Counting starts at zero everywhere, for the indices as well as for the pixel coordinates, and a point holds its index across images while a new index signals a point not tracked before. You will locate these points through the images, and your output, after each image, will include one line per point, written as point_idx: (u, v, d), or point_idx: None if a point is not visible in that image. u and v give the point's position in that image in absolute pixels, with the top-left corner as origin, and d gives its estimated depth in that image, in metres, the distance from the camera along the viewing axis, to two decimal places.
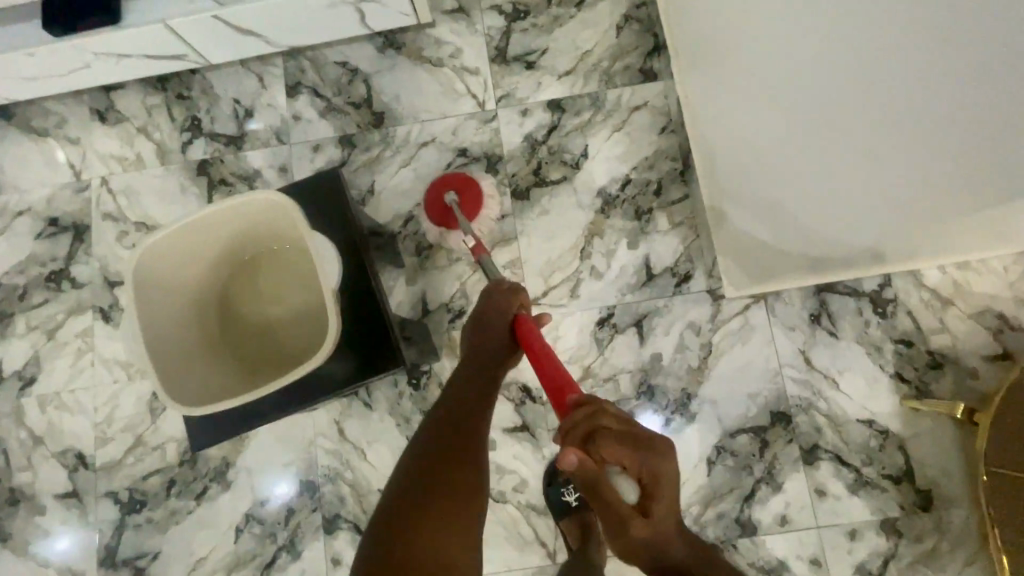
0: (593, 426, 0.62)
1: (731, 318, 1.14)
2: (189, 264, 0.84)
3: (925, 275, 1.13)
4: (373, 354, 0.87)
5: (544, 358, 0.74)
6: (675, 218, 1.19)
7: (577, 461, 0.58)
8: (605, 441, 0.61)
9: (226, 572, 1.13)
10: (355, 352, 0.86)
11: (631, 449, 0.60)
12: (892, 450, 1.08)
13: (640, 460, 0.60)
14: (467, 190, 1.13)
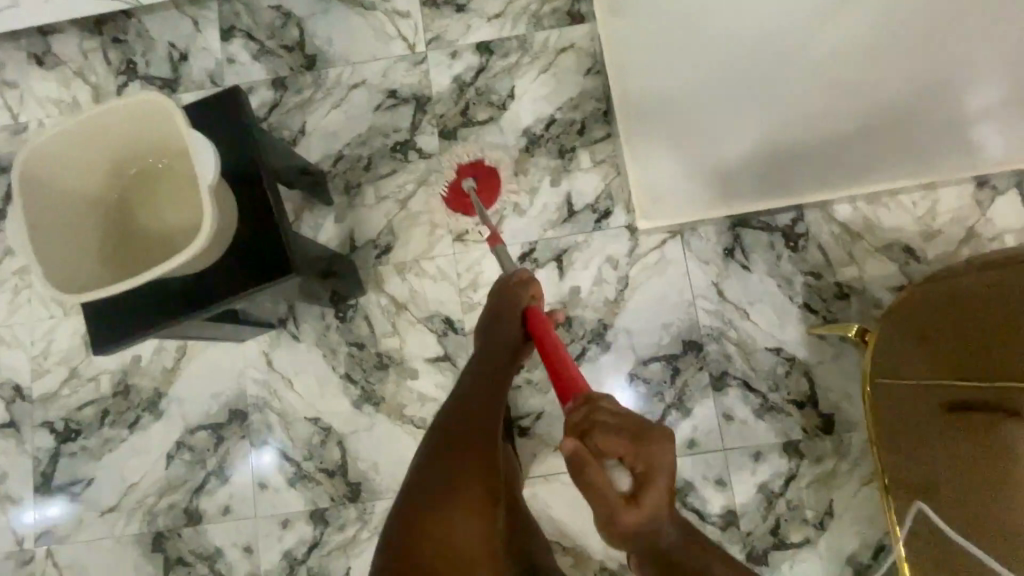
0: (589, 419, 0.62)
1: (648, 252, 1.18)
2: (84, 172, 0.79)
3: (836, 209, 1.17)
4: (257, 265, 0.84)
5: (549, 344, 0.78)
6: (597, 157, 1.22)
7: (572, 455, 0.57)
8: (600, 433, 0.60)
9: (157, 496, 1.17)
10: (238, 268, 0.83)
11: (630, 439, 0.59)
12: (798, 376, 1.12)
13: (638, 448, 0.58)
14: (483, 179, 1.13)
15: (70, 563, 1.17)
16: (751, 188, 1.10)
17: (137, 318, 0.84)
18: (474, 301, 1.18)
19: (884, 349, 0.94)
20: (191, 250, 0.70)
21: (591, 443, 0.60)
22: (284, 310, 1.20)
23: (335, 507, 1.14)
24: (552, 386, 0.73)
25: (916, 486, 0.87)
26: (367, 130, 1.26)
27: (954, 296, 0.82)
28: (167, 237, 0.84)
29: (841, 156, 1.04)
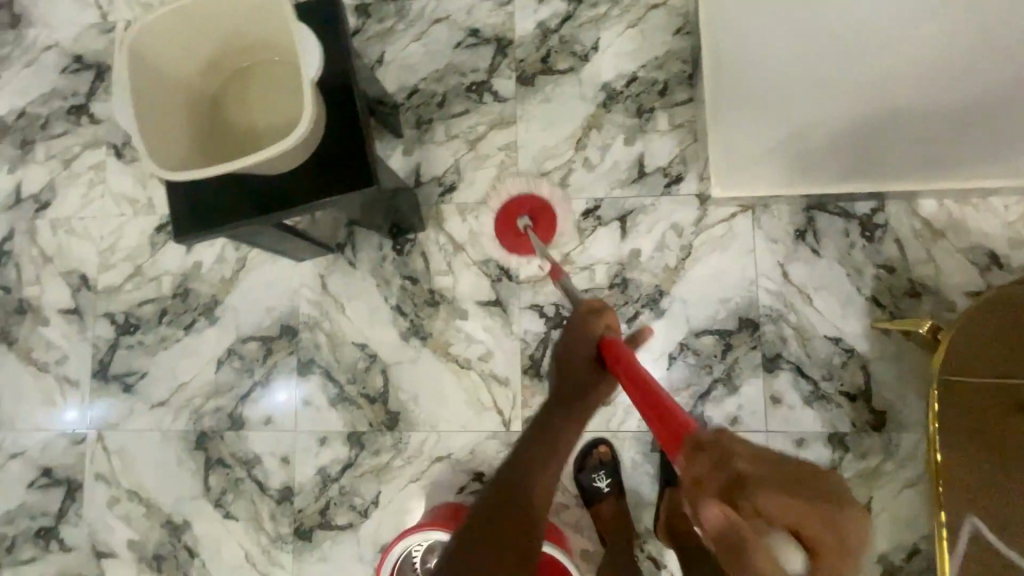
0: (731, 472, 0.47)
1: (716, 224, 1.15)
2: (187, 60, 0.81)
3: (920, 204, 1.12)
4: (334, 176, 0.84)
5: (641, 381, 0.65)
6: (676, 120, 1.18)
7: (721, 520, 0.45)
8: (760, 494, 0.44)
9: (204, 397, 1.21)
10: (315, 176, 0.84)
11: (794, 490, 0.45)
12: (854, 369, 1.10)
13: (818, 511, 0.44)
14: (542, 218, 1.09)
15: (119, 449, 1.23)
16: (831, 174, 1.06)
17: (212, 210, 0.86)
18: (533, 251, 1.18)
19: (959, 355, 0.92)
20: (288, 142, 0.73)
21: (749, 505, 0.45)
22: (344, 236, 1.22)
23: (373, 432, 1.17)
24: (655, 432, 0.58)
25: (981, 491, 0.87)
26: (445, 66, 1.24)
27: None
28: (248, 134, 0.85)
29: (915, 155, 1.00)
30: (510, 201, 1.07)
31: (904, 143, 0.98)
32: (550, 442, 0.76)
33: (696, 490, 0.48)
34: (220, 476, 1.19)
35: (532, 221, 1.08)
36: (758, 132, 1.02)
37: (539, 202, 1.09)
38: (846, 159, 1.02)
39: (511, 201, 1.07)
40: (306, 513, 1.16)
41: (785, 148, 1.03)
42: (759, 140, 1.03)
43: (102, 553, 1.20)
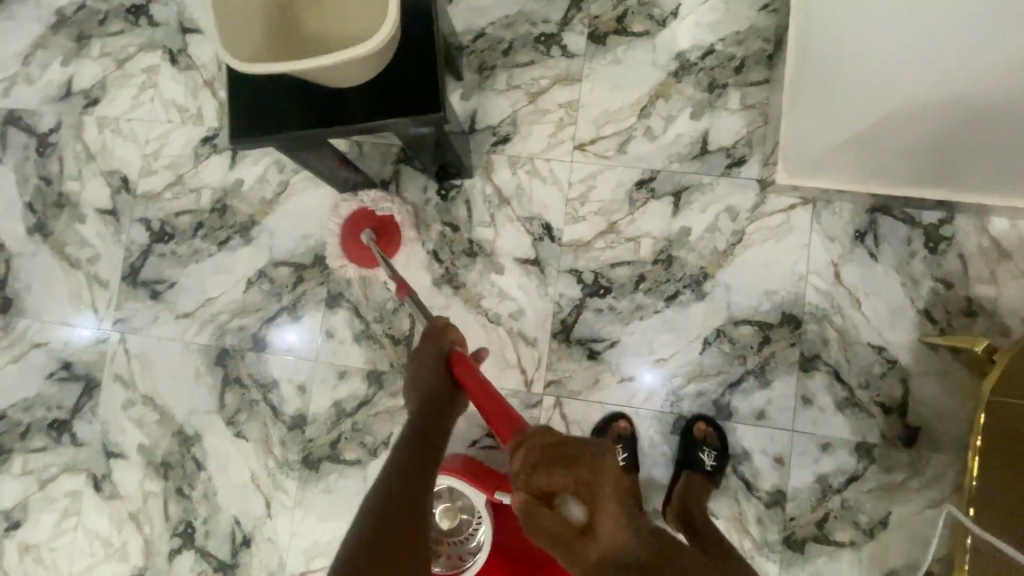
0: (536, 460, 0.66)
1: (773, 214, 1.11)
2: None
3: (992, 221, 1.07)
4: (400, 100, 0.81)
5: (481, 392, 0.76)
6: (748, 100, 1.13)
7: (523, 507, 0.64)
8: (539, 474, 0.65)
9: (230, 315, 1.21)
10: (380, 96, 0.82)
11: (566, 475, 0.64)
12: (894, 381, 1.06)
13: (580, 483, 0.64)
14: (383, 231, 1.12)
15: (139, 354, 1.23)
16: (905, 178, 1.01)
17: (269, 119, 0.84)
18: (579, 215, 1.15)
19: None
20: (365, 50, 0.69)
21: (535, 486, 0.65)
22: (390, 173, 1.19)
23: (392, 373, 1.16)
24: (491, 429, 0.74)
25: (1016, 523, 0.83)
26: (515, 13, 1.20)
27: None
28: (319, 46, 0.83)
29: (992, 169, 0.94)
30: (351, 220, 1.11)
31: (983, 156, 0.91)
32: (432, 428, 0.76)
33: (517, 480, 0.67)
34: (236, 395, 1.19)
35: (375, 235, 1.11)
36: (821, 130, 0.97)
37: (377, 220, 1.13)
38: (913, 164, 0.97)
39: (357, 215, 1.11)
40: (316, 443, 1.16)
41: (849, 151, 0.98)
42: (822, 138, 0.98)
43: (111, 453, 1.21)
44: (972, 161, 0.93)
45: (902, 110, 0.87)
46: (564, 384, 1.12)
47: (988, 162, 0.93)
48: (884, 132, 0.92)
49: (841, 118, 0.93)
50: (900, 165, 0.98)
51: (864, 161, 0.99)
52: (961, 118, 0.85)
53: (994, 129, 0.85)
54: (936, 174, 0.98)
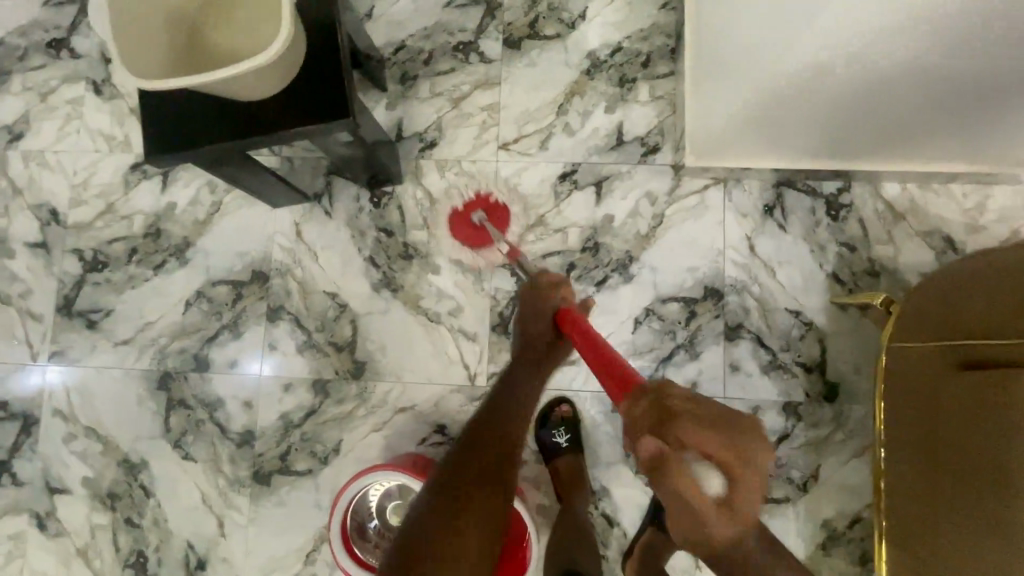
0: (664, 410, 0.55)
1: (688, 196, 1.18)
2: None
3: (885, 187, 1.16)
4: (312, 106, 0.85)
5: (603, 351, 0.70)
6: (657, 92, 1.21)
7: (652, 453, 0.53)
8: (683, 429, 0.53)
9: (170, 338, 1.20)
10: (291, 105, 0.85)
11: (710, 430, 0.52)
12: (811, 342, 1.13)
13: (731, 450, 0.51)
14: (493, 213, 1.17)
15: (79, 386, 1.21)
16: (804, 148, 1.07)
17: (186, 133, 0.86)
18: (508, 211, 1.19)
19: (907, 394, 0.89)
20: (262, 59, 0.72)
21: (674, 439, 0.53)
22: (322, 185, 1.22)
23: (338, 380, 1.17)
24: (599, 373, 0.68)
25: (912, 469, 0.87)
26: (433, 25, 1.25)
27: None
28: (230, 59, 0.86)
29: (889, 134, 1.01)
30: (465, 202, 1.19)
31: (881, 122, 0.97)
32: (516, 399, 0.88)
33: (634, 429, 0.57)
34: (181, 418, 1.18)
35: (486, 214, 1.16)
36: (721, 117, 1.04)
37: (490, 202, 1.19)
38: (816, 138, 1.05)
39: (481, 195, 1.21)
40: (265, 458, 1.16)
41: (756, 133, 1.05)
42: (729, 127, 1.05)
43: (54, 490, 1.18)
44: (868, 132, 1.01)
45: (799, 94, 0.93)
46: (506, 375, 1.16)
47: (881, 130, 1.00)
48: (786, 113, 0.98)
49: (738, 108, 1.00)
50: (803, 140, 1.05)
51: (770, 139, 1.06)
52: (857, 94, 0.90)
53: (887, 99, 0.90)
54: (833, 145, 1.06)
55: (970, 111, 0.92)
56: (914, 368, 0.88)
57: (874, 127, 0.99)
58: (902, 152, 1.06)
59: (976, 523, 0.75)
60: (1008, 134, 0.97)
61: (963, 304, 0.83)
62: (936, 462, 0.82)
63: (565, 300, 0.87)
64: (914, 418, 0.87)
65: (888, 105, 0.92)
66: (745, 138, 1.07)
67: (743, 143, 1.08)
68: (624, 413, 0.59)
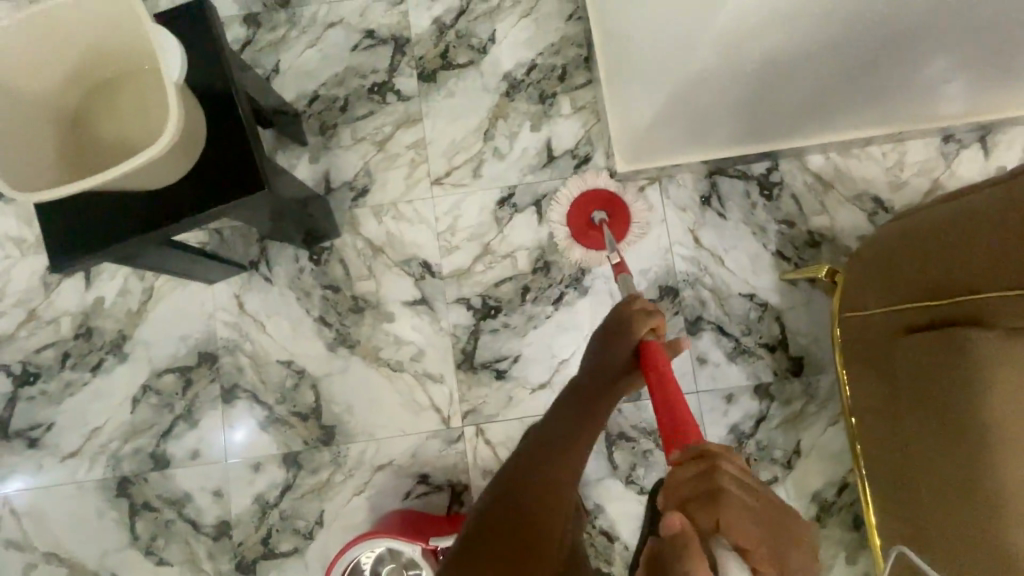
0: (715, 486, 0.49)
1: (627, 200, 1.19)
2: (22, 93, 0.77)
3: (810, 159, 1.19)
4: (223, 184, 0.81)
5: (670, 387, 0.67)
6: (578, 103, 1.21)
7: (677, 528, 0.46)
8: (729, 509, 0.47)
9: (121, 441, 1.13)
10: (201, 186, 0.81)
11: (761, 531, 0.47)
12: (770, 321, 1.15)
13: (772, 553, 0.46)
14: (614, 210, 1.12)
15: (29, 510, 1.12)
16: (729, 137, 1.09)
17: (97, 234, 0.81)
18: (453, 245, 1.17)
19: (863, 366, 0.90)
20: (146, 155, 0.67)
21: (715, 516, 0.47)
22: (257, 252, 1.17)
23: (308, 450, 1.12)
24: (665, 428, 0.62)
25: (875, 441, 0.90)
26: (343, 70, 1.22)
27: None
28: (133, 140, 0.83)
29: (809, 107, 1.03)
30: (580, 198, 1.11)
31: (803, 96, 0.99)
32: (580, 422, 0.78)
33: (677, 493, 0.51)
34: (148, 522, 1.11)
35: (607, 216, 1.11)
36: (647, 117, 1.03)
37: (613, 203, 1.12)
38: (739, 125, 1.05)
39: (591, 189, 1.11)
40: (245, 546, 1.10)
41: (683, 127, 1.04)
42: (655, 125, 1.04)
43: None
44: (782, 112, 1.03)
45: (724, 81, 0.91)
46: (480, 411, 1.13)
47: (792, 111, 1.02)
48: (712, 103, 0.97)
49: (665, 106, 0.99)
50: (729, 127, 1.06)
51: (696, 131, 1.06)
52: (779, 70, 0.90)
53: (804, 72, 0.91)
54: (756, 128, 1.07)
55: (875, 74, 0.95)
56: (862, 339, 0.90)
57: (784, 106, 1.00)
58: (817, 125, 1.10)
59: (951, 521, 0.73)
60: (910, 91, 1.02)
61: (895, 270, 0.85)
62: (905, 429, 0.81)
63: (652, 333, 0.80)
64: (880, 391, 0.87)
65: (789, 85, 0.94)
66: (672, 133, 1.06)
67: (670, 139, 1.08)
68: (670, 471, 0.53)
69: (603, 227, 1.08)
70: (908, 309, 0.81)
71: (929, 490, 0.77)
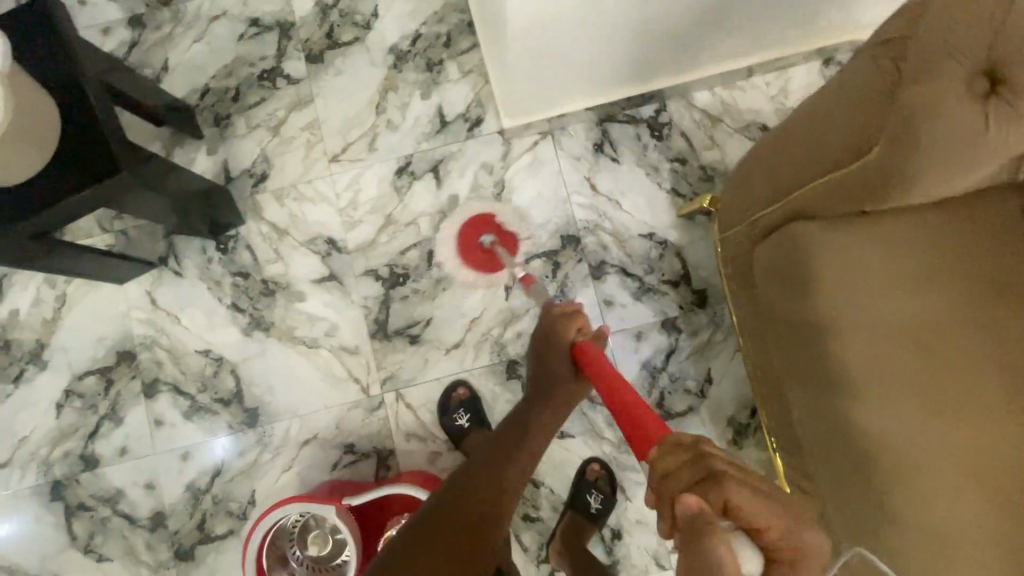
0: (709, 470, 0.49)
1: (522, 155, 1.21)
2: None
3: (696, 97, 1.22)
4: (83, 172, 0.82)
5: (620, 385, 0.71)
6: (465, 67, 1.23)
7: (692, 511, 0.45)
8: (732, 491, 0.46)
9: (50, 447, 1.15)
10: (62, 177, 0.82)
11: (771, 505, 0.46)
12: (671, 258, 1.18)
13: (785, 525, 0.45)
14: (500, 230, 1.17)
15: None
16: (620, 77, 1.09)
17: None
18: (356, 220, 1.19)
19: (741, 286, 0.93)
20: None
21: (718, 499, 0.46)
22: (164, 248, 1.19)
23: (234, 435, 1.14)
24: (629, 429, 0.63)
25: (759, 356, 0.92)
26: (231, 60, 1.23)
27: (890, 161, 0.65)
28: None
29: (674, 47, 1.04)
30: (477, 218, 1.18)
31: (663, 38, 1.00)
32: (522, 434, 0.86)
33: (674, 488, 0.50)
34: (85, 521, 1.13)
35: (496, 238, 1.16)
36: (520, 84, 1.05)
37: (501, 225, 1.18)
38: (609, 73, 1.07)
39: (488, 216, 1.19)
40: (182, 534, 1.12)
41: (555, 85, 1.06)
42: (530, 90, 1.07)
43: None
44: (661, 46, 1.02)
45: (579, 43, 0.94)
46: (399, 376, 1.16)
47: (672, 41, 1.02)
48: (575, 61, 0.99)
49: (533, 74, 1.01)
50: (601, 76, 1.07)
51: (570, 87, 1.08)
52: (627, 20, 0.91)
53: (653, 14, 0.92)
54: (628, 72, 1.08)
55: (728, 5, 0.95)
56: (733, 254, 0.93)
57: (657, 35, 0.98)
58: (689, 61, 1.11)
59: (830, 433, 0.76)
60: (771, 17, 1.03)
61: (752, 182, 0.86)
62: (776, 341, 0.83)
63: (579, 335, 0.89)
64: (755, 305, 0.90)
65: (649, 17, 0.92)
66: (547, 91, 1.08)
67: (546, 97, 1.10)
68: (659, 466, 0.53)
69: (495, 249, 1.14)
70: (761, 215, 0.83)
71: (802, 401, 0.80)
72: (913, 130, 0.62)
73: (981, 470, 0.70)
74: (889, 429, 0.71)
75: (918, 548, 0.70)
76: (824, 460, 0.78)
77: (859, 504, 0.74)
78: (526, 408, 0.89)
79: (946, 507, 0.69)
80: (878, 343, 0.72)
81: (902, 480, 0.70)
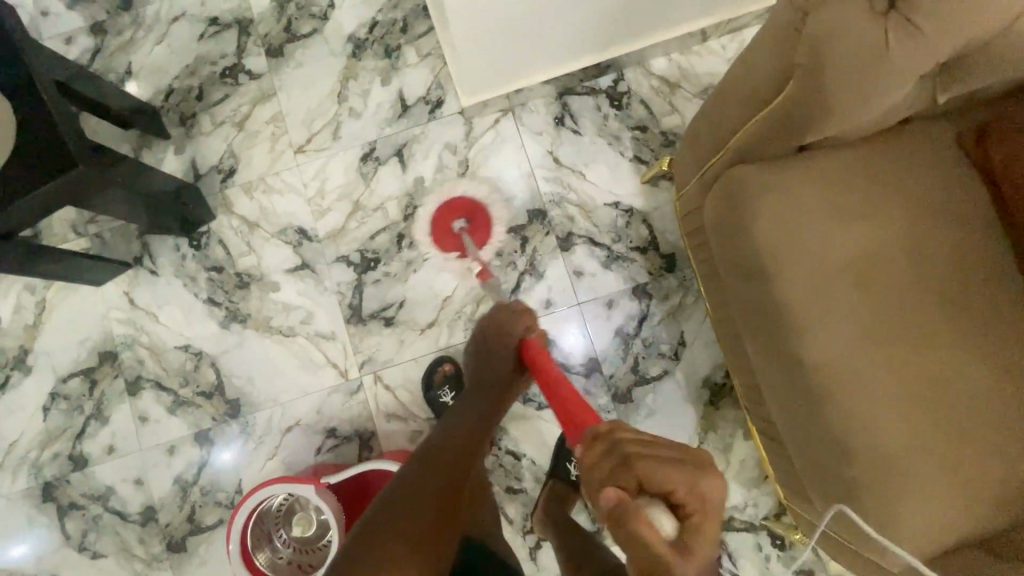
0: (621, 451, 0.50)
1: (484, 134, 1.22)
2: None
3: (653, 64, 1.22)
4: (40, 170, 0.84)
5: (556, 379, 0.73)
6: (423, 51, 1.24)
7: (614, 501, 0.46)
8: (648, 465, 0.47)
9: (39, 450, 1.17)
10: (19, 176, 0.84)
11: (678, 470, 0.47)
12: (638, 225, 1.19)
13: (697, 489, 0.47)
14: (476, 217, 1.15)
15: None
16: (574, 48, 1.09)
17: None
18: (325, 208, 1.21)
19: (698, 244, 0.93)
20: None
21: (634, 475, 0.47)
22: (139, 248, 1.21)
23: (218, 427, 1.16)
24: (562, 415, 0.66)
25: (720, 312, 0.92)
26: (193, 60, 1.25)
27: (804, 91, 0.68)
28: None
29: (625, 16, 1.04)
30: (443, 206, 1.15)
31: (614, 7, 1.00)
32: (488, 414, 0.85)
33: (593, 478, 0.51)
34: (77, 520, 1.15)
35: (468, 224, 1.14)
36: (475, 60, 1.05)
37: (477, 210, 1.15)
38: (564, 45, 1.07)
39: (455, 200, 1.16)
40: (173, 526, 1.14)
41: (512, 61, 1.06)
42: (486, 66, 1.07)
43: None
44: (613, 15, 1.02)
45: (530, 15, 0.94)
46: (376, 358, 1.17)
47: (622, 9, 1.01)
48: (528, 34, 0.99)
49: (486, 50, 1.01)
50: (556, 48, 1.07)
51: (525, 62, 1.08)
52: None
53: None
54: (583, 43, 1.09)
55: None
56: (688, 215, 0.94)
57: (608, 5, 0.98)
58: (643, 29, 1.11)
59: (778, 373, 0.78)
60: None
61: (698, 141, 0.87)
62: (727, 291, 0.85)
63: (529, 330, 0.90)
64: (710, 261, 0.91)
65: None
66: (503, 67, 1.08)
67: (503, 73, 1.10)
68: (581, 454, 0.54)
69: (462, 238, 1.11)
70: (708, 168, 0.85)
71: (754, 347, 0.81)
72: (823, 56, 0.64)
73: (916, 390, 0.72)
74: (829, 361, 0.74)
75: (866, 470, 0.71)
76: (774, 400, 0.80)
77: (809, 442, 0.75)
78: (479, 392, 0.88)
79: (885, 433, 0.72)
80: (812, 280, 0.75)
81: (845, 410, 0.72)
